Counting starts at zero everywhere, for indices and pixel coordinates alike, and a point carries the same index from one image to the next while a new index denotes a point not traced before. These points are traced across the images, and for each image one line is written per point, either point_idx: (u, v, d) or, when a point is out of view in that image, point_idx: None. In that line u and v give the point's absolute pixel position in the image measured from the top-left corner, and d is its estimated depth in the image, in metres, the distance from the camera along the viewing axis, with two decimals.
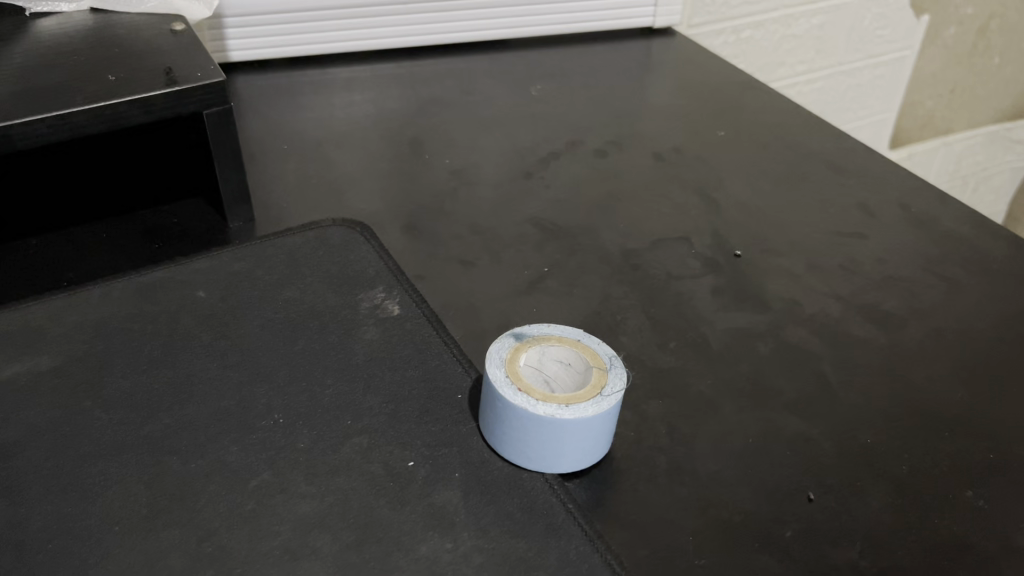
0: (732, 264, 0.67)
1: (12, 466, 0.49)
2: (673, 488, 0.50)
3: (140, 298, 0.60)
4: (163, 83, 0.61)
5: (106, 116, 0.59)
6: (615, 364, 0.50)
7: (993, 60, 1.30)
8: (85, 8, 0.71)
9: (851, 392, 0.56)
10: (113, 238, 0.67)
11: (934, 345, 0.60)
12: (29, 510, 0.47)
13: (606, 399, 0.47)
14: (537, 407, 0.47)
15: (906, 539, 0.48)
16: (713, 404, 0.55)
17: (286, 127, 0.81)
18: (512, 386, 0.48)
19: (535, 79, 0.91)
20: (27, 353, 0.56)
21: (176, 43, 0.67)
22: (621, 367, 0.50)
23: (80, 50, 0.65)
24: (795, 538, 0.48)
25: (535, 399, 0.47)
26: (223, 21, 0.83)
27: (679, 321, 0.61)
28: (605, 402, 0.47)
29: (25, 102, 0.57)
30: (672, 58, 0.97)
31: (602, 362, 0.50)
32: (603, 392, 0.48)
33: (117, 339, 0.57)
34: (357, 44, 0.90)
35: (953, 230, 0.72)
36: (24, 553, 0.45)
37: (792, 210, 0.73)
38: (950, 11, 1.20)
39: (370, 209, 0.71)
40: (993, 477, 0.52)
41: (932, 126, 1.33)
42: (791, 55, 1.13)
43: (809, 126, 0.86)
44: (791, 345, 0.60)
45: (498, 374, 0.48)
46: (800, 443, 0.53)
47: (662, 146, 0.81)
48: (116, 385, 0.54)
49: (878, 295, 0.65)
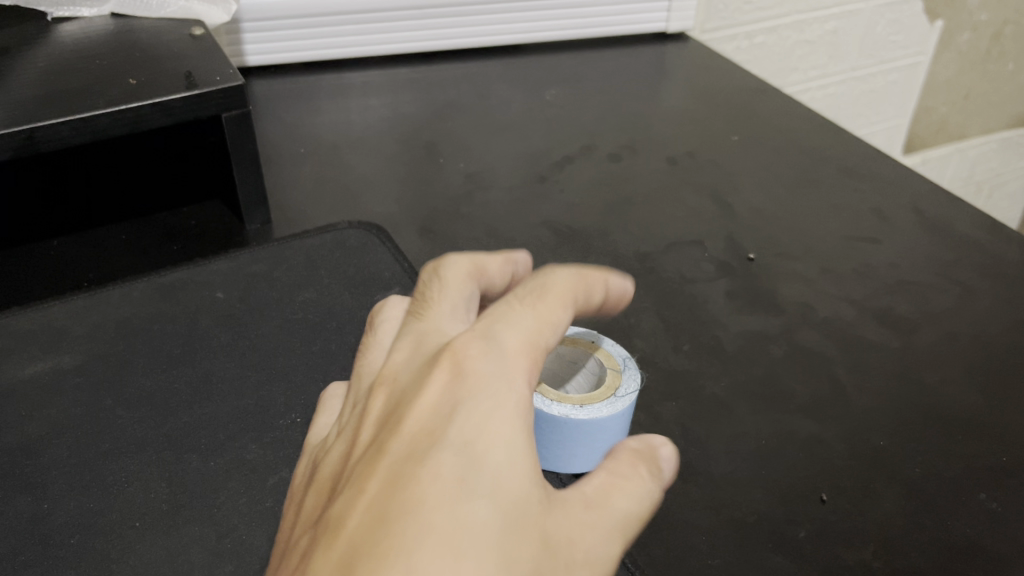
0: (745, 267, 0.67)
1: (37, 462, 0.50)
2: (687, 489, 0.50)
3: (160, 298, 0.61)
4: (183, 87, 0.61)
5: (127, 120, 0.59)
6: (630, 365, 0.50)
7: (1007, 66, 1.29)
8: (106, 13, 0.72)
9: (864, 395, 0.57)
10: (133, 239, 0.68)
11: (948, 349, 0.60)
12: (51, 506, 0.48)
13: (619, 400, 0.48)
14: (553, 408, 0.47)
15: (919, 540, 0.48)
16: (727, 405, 0.55)
17: (302, 130, 0.82)
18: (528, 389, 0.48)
19: (548, 84, 0.91)
20: (51, 352, 0.57)
21: (196, 47, 0.68)
22: (634, 369, 0.50)
23: (101, 54, 0.66)
24: (808, 539, 0.48)
25: (549, 401, 0.48)
26: (240, 26, 0.84)
27: (692, 324, 0.62)
28: (619, 403, 0.47)
29: (49, 105, 0.58)
30: (685, 63, 0.97)
31: (615, 365, 0.50)
32: (618, 393, 0.48)
33: (139, 339, 0.58)
34: (373, 49, 0.91)
35: (966, 234, 0.72)
36: (48, 547, 0.46)
37: (805, 214, 0.74)
38: (964, 17, 1.19)
39: (385, 211, 0.72)
40: (1008, 480, 0.52)
41: (945, 132, 1.33)
42: (804, 61, 1.13)
43: (821, 131, 0.86)
44: (804, 348, 0.60)
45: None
46: (813, 446, 0.53)
47: (676, 150, 0.81)
48: (137, 384, 0.55)
49: (891, 298, 0.65)
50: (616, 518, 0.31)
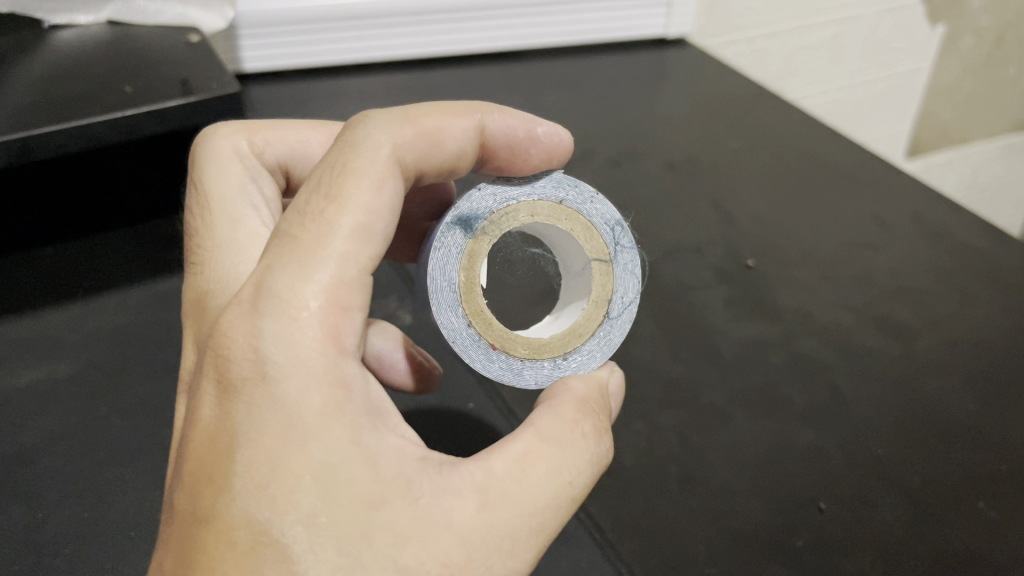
0: (744, 273, 0.67)
1: (33, 471, 0.50)
2: (684, 498, 0.50)
3: (157, 307, 0.62)
4: (179, 94, 0.61)
5: (122, 127, 0.59)
6: (616, 234, 0.44)
7: (1009, 71, 1.28)
8: (103, 20, 0.72)
9: (862, 403, 0.56)
10: (128, 246, 0.67)
11: (948, 356, 0.60)
12: (45, 516, 0.47)
13: (614, 330, 0.45)
14: (619, 338, 0.45)
15: (915, 549, 0.48)
16: (725, 413, 0.55)
17: None
18: (453, 222, 0.42)
19: (546, 90, 0.91)
20: (47, 361, 0.57)
21: (192, 54, 0.68)
22: (625, 239, 0.45)
23: (97, 61, 0.66)
24: (806, 548, 0.47)
25: (619, 340, 0.45)
26: (238, 32, 0.84)
27: (690, 330, 0.61)
28: (613, 333, 0.45)
29: (45, 112, 0.58)
30: (684, 67, 0.97)
31: (569, 198, 0.44)
32: (611, 314, 0.45)
33: (135, 347, 0.58)
34: (370, 55, 0.91)
35: (966, 241, 0.71)
36: (43, 557, 0.45)
37: (803, 219, 0.73)
38: (965, 22, 1.18)
39: None
40: (1003, 488, 0.51)
41: (946, 137, 1.33)
42: (805, 67, 1.11)
43: (820, 136, 0.86)
44: (802, 355, 0.60)
45: (459, 236, 0.42)
46: (812, 453, 0.53)
47: (674, 156, 0.81)
48: (131, 393, 0.55)
49: (890, 305, 0.64)
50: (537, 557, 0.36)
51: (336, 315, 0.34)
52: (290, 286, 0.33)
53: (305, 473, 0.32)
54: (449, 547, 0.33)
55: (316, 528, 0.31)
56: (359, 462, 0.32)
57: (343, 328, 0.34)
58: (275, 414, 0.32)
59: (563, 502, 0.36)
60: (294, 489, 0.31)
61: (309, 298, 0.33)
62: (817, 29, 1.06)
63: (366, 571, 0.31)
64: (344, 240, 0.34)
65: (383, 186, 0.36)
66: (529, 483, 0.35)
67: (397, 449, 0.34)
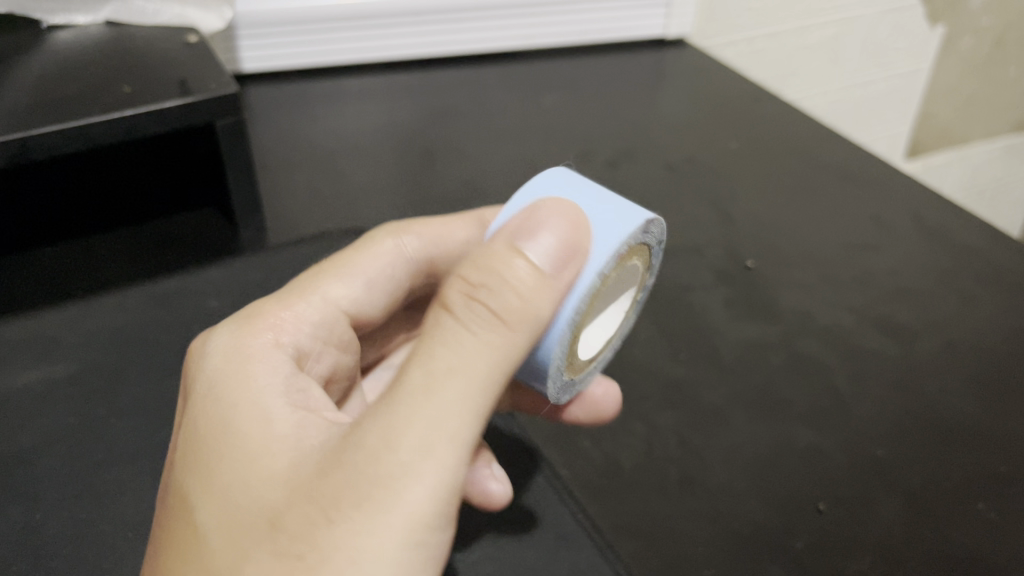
0: (743, 274, 0.67)
1: (30, 472, 0.50)
2: (684, 499, 0.50)
3: (155, 307, 0.61)
4: (178, 94, 0.61)
5: (121, 128, 0.59)
6: None
7: (1009, 71, 1.28)
8: (101, 20, 0.72)
9: (863, 404, 0.56)
10: (126, 248, 0.68)
11: (948, 358, 0.60)
12: (43, 517, 0.47)
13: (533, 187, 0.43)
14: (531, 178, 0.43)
15: (916, 551, 0.48)
16: (725, 414, 0.55)
17: (297, 136, 0.82)
18: None
19: (545, 90, 0.91)
20: (44, 362, 0.57)
21: (191, 55, 0.68)
22: None
23: (95, 61, 0.66)
24: (806, 549, 0.47)
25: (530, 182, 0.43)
26: (237, 32, 0.84)
27: (690, 331, 0.61)
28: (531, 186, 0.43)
29: (44, 112, 0.58)
30: (683, 68, 0.97)
31: None
32: None
33: (133, 348, 0.58)
34: (369, 56, 0.91)
35: (965, 241, 0.71)
36: (41, 558, 0.45)
37: (803, 220, 0.73)
38: (965, 21, 1.17)
39: (380, 218, 0.71)
40: (1004, 489, 0.51)
41: (946, 137, 1.33)
42: (805, 67, 1.11)
43: (819, 137, 0.86)
44: (802, 356, 0.60)
45: None
46: (812, 454, 0.53)
47: (674, 156, 0.81)
48: (130, 393, 0.55)
49: (890, 306, 0.64)
50: (420, 461, 0.31)
51: (287, 322, 0.44)
52: (254, 311, 0.44)
53: (209, 438, 0.36)
54: (311, 473, 0.33)
55: (209, 485, 0.35)
56: (257, 423, 0.36)
57: (289, 331, 0.44)
58: (202, 398, 0.38)
59: (437, 389, 0.32)
60: (200, 455, 0.36)
61: (274, 315, 0.44)
62: (816, 30, 1.06)
63: (240, 512, 0.33)
64: (320, 278, 0.48)
65: (378, 255, 0.50)
66: (395, 385, 0.33)
67: (303, 418, 0.37)
